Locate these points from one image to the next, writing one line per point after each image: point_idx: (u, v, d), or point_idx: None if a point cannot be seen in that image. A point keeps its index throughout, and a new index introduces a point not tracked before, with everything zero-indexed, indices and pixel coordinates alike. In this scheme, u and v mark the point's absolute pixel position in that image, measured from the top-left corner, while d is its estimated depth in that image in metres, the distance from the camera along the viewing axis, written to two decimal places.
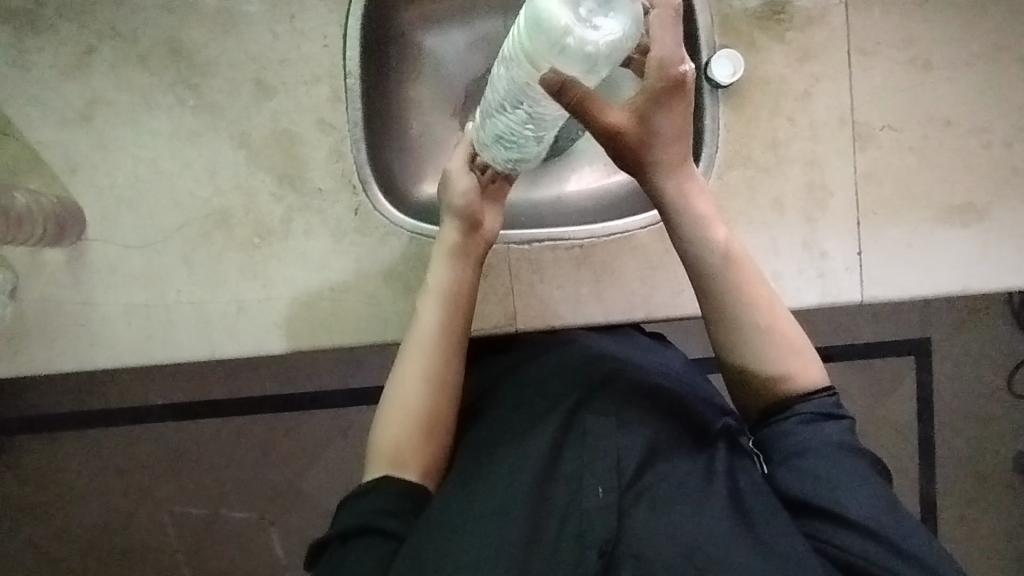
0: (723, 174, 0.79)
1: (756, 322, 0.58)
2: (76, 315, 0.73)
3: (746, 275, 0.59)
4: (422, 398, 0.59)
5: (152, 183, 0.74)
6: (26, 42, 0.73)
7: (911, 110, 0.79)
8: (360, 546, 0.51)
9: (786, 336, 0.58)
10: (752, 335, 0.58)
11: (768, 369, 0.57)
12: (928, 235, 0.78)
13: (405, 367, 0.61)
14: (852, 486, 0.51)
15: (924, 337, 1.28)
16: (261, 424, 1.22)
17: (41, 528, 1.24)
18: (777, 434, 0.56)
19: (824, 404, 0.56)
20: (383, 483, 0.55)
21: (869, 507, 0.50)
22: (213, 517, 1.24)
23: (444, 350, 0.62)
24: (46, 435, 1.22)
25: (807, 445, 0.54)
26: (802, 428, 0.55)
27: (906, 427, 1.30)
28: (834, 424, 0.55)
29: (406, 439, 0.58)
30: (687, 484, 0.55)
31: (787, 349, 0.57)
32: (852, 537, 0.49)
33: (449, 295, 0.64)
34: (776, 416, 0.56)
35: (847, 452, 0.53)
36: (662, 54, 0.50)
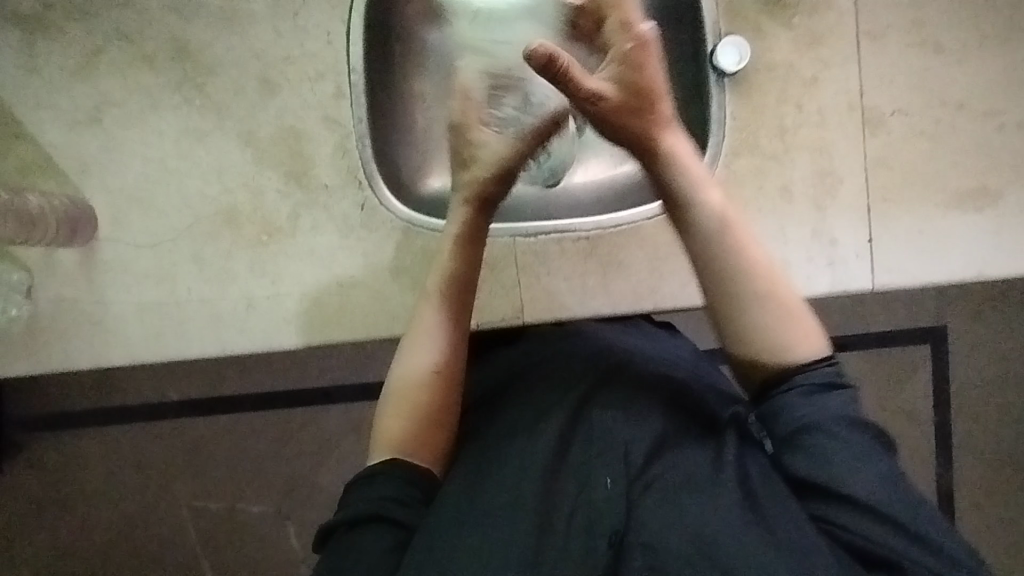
0: (730, 162, 0.78)
1: (756, 288, 0.56)
2: (89, 314, 0.74)
3: (738, 239, 0.58)
4: (429, 379, 0.58)
5: (161, 182, 0.75)
6: (35, 46, 0.74)
7: (922, 94, 0.77)
8: (366, 532, 0.51)
9: (783, 303, 0.56)
10: (751, 301, 0.56)
11: (764, 337, 0.56)
12: (941, 220, 0.77)
13: (411, 353, 0.60)
14: (859, 463, 0.50)
15: (939, 325, 1.27)
16: (275, 419, 1.23)
17: (62, 524, 1.26)
18: (777, 410, 0.54)
19: (826, 375, 0.54)
20: (389, 468, 0.55)
21: (876, 483, 0.50)
22: (230, 511, 1.26)
23: (450, 336, 0.60)
24: (66, 432, 1.24)
25: (810, 421, 0.52)
26: (806, 401, 0.53)
27: (922, 416, 1.28)
28: (836, 396, 0.53)
29: (413, 424, 0.57)
30: (695, 474, 0.54)
31: (784, 314, 0.56)
32: (860, 519, 0.49)
33: (451, 278, 0.62)
34: (775, 390, 0.55)
35: (853, 424, 0.52)
36: (620, 20, 0.59)
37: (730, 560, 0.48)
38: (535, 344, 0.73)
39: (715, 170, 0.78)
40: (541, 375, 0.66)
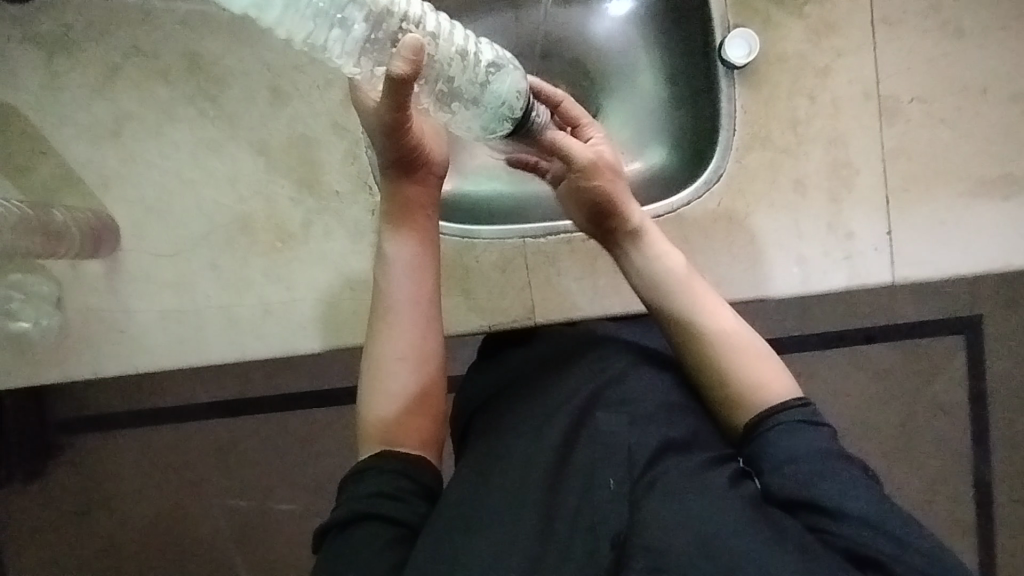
0: (741, 156, 0.77)
1: (720, 330, 0.63)
2: (112, 322, 0.76)
3: (702, 295, 0.65)
4: (402, 367, 0.62)
5: (178, 192, 0.77)
6: (56, 64, 0.77)
7: (942, 80, 0.75)
8: (361, 529, 0.55)
9: (751, 347, 0.63)
10: (717, 340, 0.63)
11: (744, 380, 0.61)
12: (964, 210, 0.74)
13: (383, 343, 0.63)
14: (846, 485, 0.53)
15: (971, 315, 1.23)
16: (300, 419, 1.26)
17: (100, 523, 1.31)
18: (763, 445, 0.57)
19: (805, 412, 0.58)
20: (381, 461, 0.58)
21: (866, 503, 0.52)
22: (259, 509, 1.29)
23: (420, 319, 0.63)
24: (101, 435, 1.28)
25: (795, 451, 0.55)
26: (786, 437, 0.57)
27: (955, 410, 1.24)
28: (815, 430, 0.57)
29: (397, 413, 0.61)
30: (697, 477, 0.54)
31: (753, 356, 0.62)
32: (858, 532, 0.51)
33: (414, 263, 0.64)
34: (757, 431, 0.59)
35: (833, 455, 0.55)
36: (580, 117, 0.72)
37: (738, 564, 0.48)
38: (543, 347, 0.72)
39: (726, 166, 0.77)
40: (548, 380, 0.66)
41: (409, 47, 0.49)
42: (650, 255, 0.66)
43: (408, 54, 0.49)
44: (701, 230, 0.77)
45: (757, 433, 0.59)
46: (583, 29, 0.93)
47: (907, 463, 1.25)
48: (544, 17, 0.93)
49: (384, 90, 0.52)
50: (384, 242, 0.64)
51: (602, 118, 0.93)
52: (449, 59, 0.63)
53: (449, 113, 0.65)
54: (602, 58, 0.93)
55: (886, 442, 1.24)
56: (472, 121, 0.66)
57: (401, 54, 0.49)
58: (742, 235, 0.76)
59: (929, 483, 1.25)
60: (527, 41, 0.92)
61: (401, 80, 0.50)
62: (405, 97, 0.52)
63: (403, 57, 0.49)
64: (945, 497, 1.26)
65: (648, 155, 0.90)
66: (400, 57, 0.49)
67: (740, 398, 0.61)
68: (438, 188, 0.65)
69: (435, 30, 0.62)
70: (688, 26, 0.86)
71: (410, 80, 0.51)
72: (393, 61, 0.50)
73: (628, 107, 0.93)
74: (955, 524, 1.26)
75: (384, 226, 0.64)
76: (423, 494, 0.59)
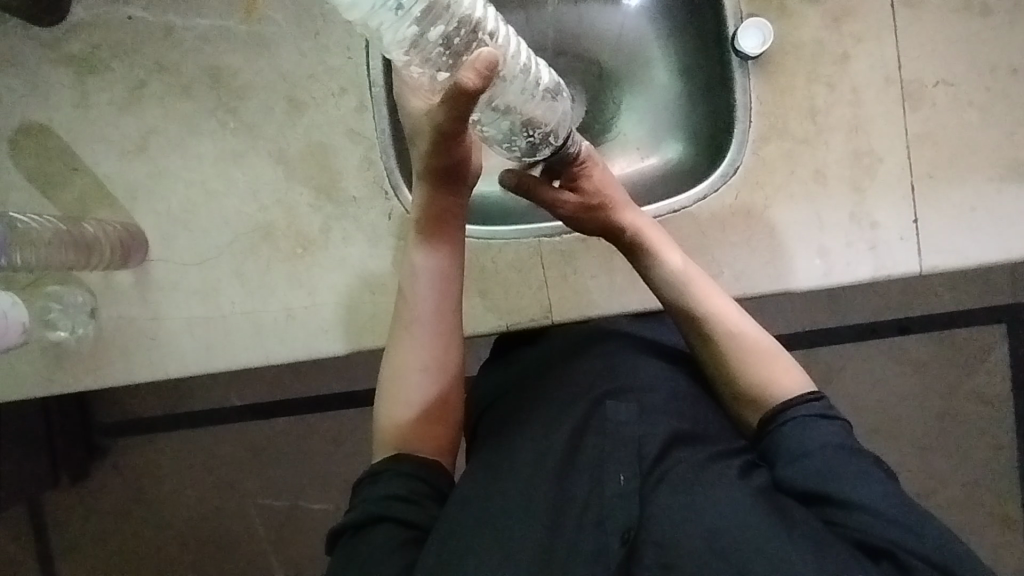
0: (759, 148, 0.75)
1: (728, 328, 0.65)
2: (143, 330, 0.79)
3: (706, 297, 0.66)
4: (422, 375, 0.63)
5: (203, 203, 0.79)
6: (86, 84, 0.79)
7: (968, 61, 0.73)
8: (374, 531, 0.56)
9: (759, 345, 0.65)
10: (725, 339, 0.65)
11: (754, 379, 0.63)
12: (995, 195, 0.72)
13: (404, 352, 0.63)
14: (859, 478, 0.53)
15: (1012, 303, 1.18)
16: (330, 420, 1.29)
17: (143, 524, 1.35)
18: (778, 439, 0.59)
19: (816, 406, 0.60)
20: (396, 464, 0.60)
21: (878, 493, 0.52)
22: (292, 509, 1.32)
23: (440, 330, 0.63)
24: (141, 439, 1.33)
25: (809, 446, 0.57)
26: (798, 431, 0.58)
27: (996, 401, 1.20)
28: (829, 424, 0.58)
29: (415, 419, 0.62)
30: (703, 469, 0.56)
31: (765, 355, 0.64)
32: (871, 520, 0.51)
33: (437, 274, 0.63)
34: (771, 425, 0.61)
35: (844, 447, 0.56)
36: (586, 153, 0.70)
37: (743, 555, 0.49)
38: (559, 345, 0.74)
39: (743, 158, 0.75)
40: (562, 374, 0.68)
41: (482, 59, 0.45)
42: (651, 263, 0.68)
43: (480, 67, 0.45)
44: (719, 224, 0.75)
45: (770, 428, 0.61)
46: (596, 25, 0.93)
47: (946, 457, 1.21)
48: (556, 15, 0.93)
49: (445, 98, 0.47)
50: (409, 252, 0.64)
51: (616, 114, 0.92)
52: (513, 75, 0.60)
53: (489, 129, 0.64)
54: (616, 54, 0.93)
55: (922, 435, 1.21)
56: (508, 140, 0.66)
57: (472, 66, 0.45)
58: (762, 228, 0.74)
59: (971, 478, 1.21)
60: (538, 39, 0.92)
61: (468, 93, 0.46)
62: (465, 109, 0.48)
63: (474, 70, 0.45)
64: (988, 492, 1.21)
65: (665, 150, 0.89)
66: (471, 69, 0.45)
67: (752, 395, 0.64)
68: (469, 194, 0.62)
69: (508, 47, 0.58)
70: (702, 18, 0.84)
71: (476, 94, 0.47)
72: (462, 71, 0.45)
73: (644, 103, 0.92)
74: (998, 519, 1.22)
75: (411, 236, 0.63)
76: (435, 496, 0.60)
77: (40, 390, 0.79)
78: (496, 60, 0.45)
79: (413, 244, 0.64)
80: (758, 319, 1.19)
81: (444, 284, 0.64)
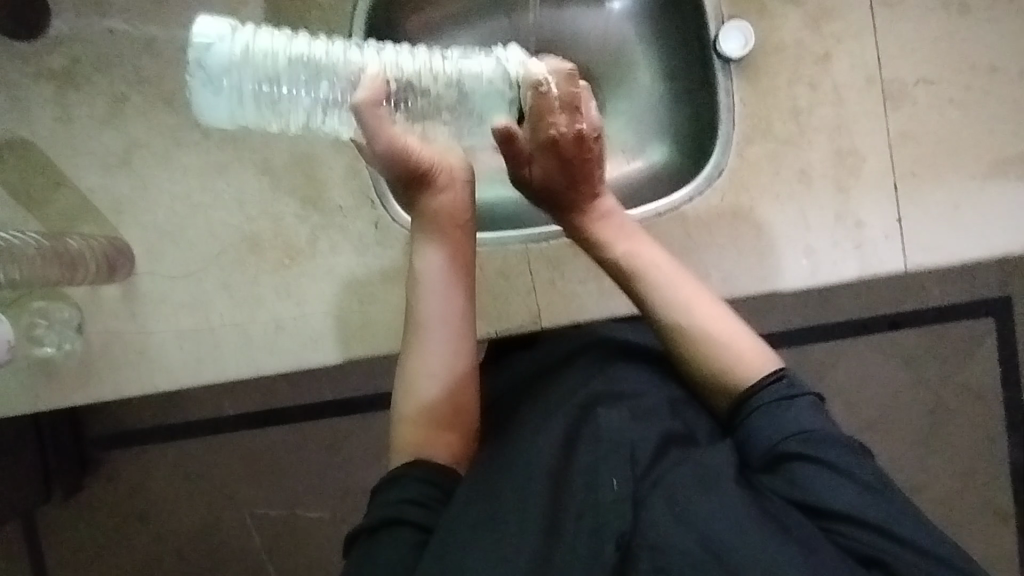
0: (742, 150, 0.76)
1: (683, 322, 0.64)
2: (132, 344, 0.78)
3: (663, 287, 0.65)
4: (439, 381, 0.62)
5: (188, 215, 0.79)
6: (67, 97, 0.79)
7: (948, 60, 0.73)
8: (387, 537, 0.55)
9: (721, 334, 0.63)
10: (684, 332, 0.64)
11: (714, 366, 0.63)
12: (978, 193, 0.72)
13: (417, 359, 0.63)
14: (834, 477, 0.55)
15: (1000, 296, 1.19)
16: (324, 428, 1.29)
17: (137, 537, 1.34)
18: (745, 433, 0.60)
19: (778, 391, 0.59)
20: (412, 469, 0.59)
21: (852, 489, 0.55)
22: (288, 518, 1.32)
23: (454, 334, 0.64)
24: (133, 450, 1.32)
25: (776, 440, 0.57)
26: (766, 422, 0.58)
27: (986, 393, 1.21)
28: (794, 409, 0.58)
29: (432, 428, 0.61)
30: (698, 472, 0.56)
31: (727, 346, 0.63)
32: (847, 526, 0.53)
33: (447, 277, 0.64)
34: (740, 415, 0.61)
35: (815, 433, 0.57)
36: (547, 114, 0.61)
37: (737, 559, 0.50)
38: (549, 352, 0.74)
39: (727, 160, 0.76)
40: (553, 385, 0.69)
41: (370, 81, 0.59)
42: (608, 252, 0.68)
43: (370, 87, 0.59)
44: (705, 228, 0.75)
45: (740, 414, 0.61)
46: (580, 28, 0.93)
47: (938, 450, 1.22)
48: (538, 19, 0.93)
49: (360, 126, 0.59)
50: (417, 255, 0.65)
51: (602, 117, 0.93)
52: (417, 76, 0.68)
53: (446, 125, 0.71)
54: (603, 56, 0.93)
55: (913, 430, 1.21)
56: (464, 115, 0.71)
57: (366, 88, 0.59)
58: (748, 229, 0.75)
59: (964, 470, 1.22)
60: (521, 45, 0.93)
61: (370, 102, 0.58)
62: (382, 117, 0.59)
63: (368, 88, 0.59)
64: (981, 485, 1.22)
65: (650, 154, 0.90)
66: (365, 88, 0.59)
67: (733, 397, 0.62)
68: (468, 194, 0.66)
69: (395, 60, 0.67)
70: (684, 19, 0.84)
71: (381, 103, 0.59)
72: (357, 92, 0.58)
73: (628, 106, 0.92)
74: (991, 512, 1.22)
75: (418, 243, 0.65)
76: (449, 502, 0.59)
77: (29, 407, 0.79)
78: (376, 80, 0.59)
79: (424, 244, 0.65)
80: (748, 318, 1.18)
81: (467, 287, 0.65)
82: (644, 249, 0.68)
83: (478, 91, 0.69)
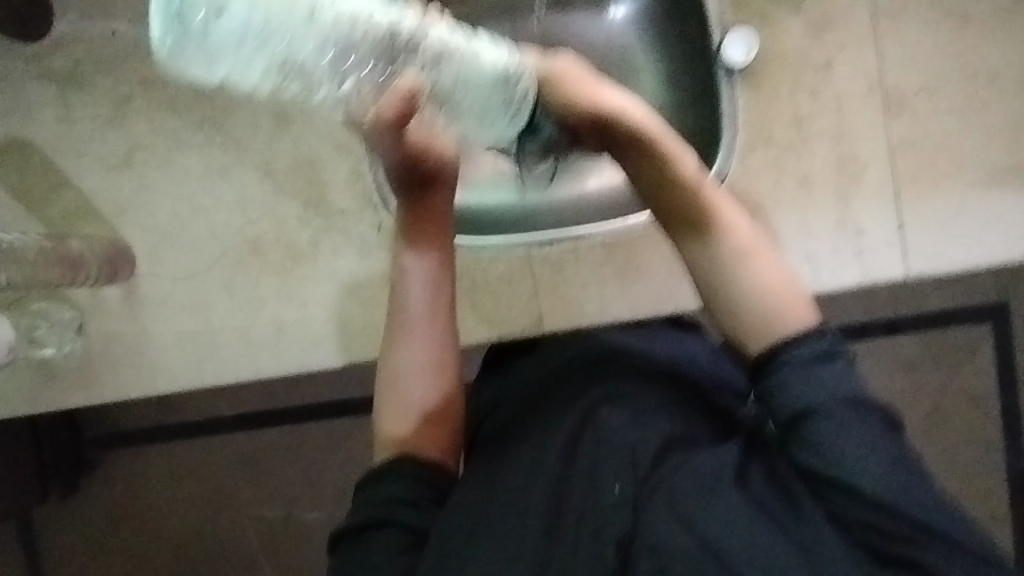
0: (744, 157, 0.76)
1: (744, 254, 0.62)
2: (133, 345, 0.78)
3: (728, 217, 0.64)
4: (422, 376, 0.63)
5: (190, 216, 0.79)
6: (70, 98, 0.79)
7: (950, 69, 0.74)
8: (375, 536, 0.56)
9: (769, 274, 0.61)
10: (741, 267, 0.62)
11: (763, 309, 0.60)
12: (978, 201, 0.73)
13: (400, 354, 0.63)
14: (860, 453, 0.52)
15: (998, 303, 1.20)
16: (323, 430, 1.28)
17: (134, 538, 1.34)
18: (773, 387, 0.56)
19: (820, 346, 0.56)
20: (399, 466, 0.59)
21: (876, 464, 0.52)
22: (286, 519, 1.31)
23: (437, 330, 0.63)
24: (131, 451, 1.32)
25: (807, 400, 0.54)
26: (798, 377, 0.55)
27: (983, 398, 1.22)
28: (831, 367, 0.55)
29: (417, 421, 0.62)
30: (699, 473, 0.55)
31: (779, 284, 0.61)
32: (865, 512, 0.52)
33: (428, 276, 0.63)
34: (769, 365, 0.57)
35: (850, 398, 0.54)
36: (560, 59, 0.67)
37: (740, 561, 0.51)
38: (553, 357, 0.74)
39: (730, 168, 0.76)
40: (557, 387, 0.69)
41: (404, 87, 0.49)
42: (683, 176, 0.64)
43: (401, 93, 0.49)
44: None
45: (767, 367, 0.57)
46: (583, 33, 0.93)
47: (935, 455, 1.22)
48: (541, 24, 0.93)
49: (382, 135, 0.53)
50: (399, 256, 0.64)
51: None
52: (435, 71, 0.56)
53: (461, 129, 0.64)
54: (606, 61, 0.93)
55: (911, 434, 1.22)
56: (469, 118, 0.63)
57: (393, 94, 0.49)
58: None
59: (960, 474, 1.23)
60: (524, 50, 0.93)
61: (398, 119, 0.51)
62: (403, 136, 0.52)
63: (394, 95, 0.49)
64: (977, 490, 1.23)
65: None
66: (391, 96, 0.49)
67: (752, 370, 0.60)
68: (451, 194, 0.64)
69: (414, 31, 0.54)
70: (687, 26, 0.85)
71: (405, 117, 0.51)
72: (382, 101, 0.50)
73: None
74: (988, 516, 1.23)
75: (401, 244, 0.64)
76: (437, 500, 0.60)
77: (28, 408, 0.78)
78: (413, 84, 0.50)
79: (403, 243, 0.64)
80: None
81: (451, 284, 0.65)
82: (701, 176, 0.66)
83: (505, 105, 0.66)
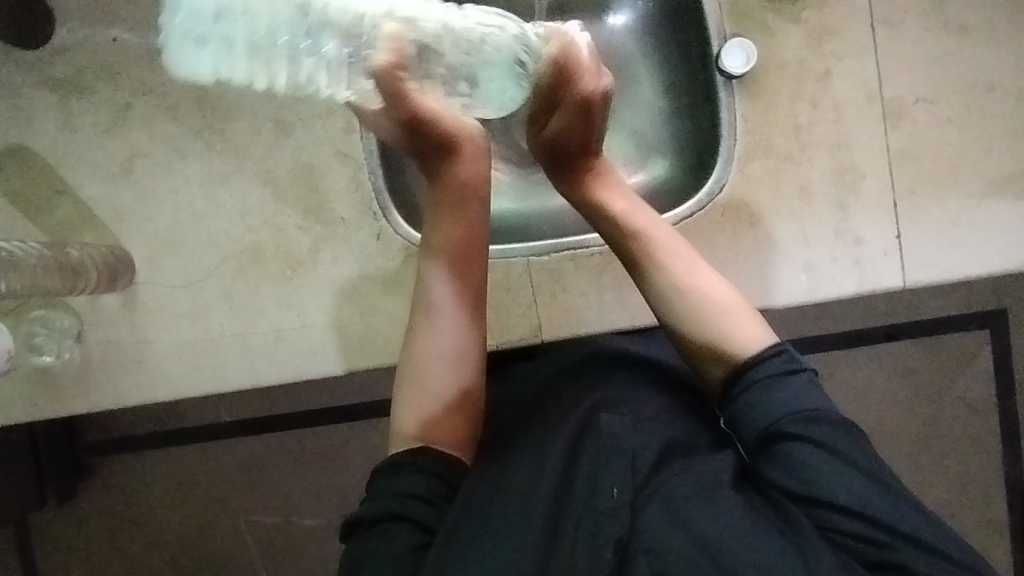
0: (743, 166, 0.76)
1: (674, 284, 0.64)
2: (132, 352, 0.78)
3: (664, 254, 0.65)
4: (449, 363, 0.61)
5: (190, 223, 0.79)
6: (70, 105, 0.79)
7: (948, 80, 0.74)
8: (389, 530, 0.54)
9: (710, 302, 0.62)
10: (675, 296, 0.63)
11: (704, 337, 0.62)
12: (975, 212, 0.73)
13: (425, 337, 0.62)
14: (834, 467, 0.53)
15: (996, 310, 1.20)
16: (322, 436, 1.28)
17: (132, 543, 1.33)
18: (742, 409, 0.58)
19: (779, 364, 0.58)
20: (419, 457, 0.57)
21: (852, 476, 0.53)
22: (284, 525, 1.31)
23: (466, 316, 0.63)
24: (129, 456, 1.31)
25: (772, 418, 0.56)
26: (765, 396, 0.57)
27: (982, 405, 1.22)
28: (793, 383, 0.57)
29: (438, 409, 0.60)
30: (698, 479, 0.57)
31: (724, 315, 0.62)
32: (852, 523, 0.52)
33: (459, 259, 0.64)
34: (736, 387, 0.59)
35: (815, 414, 0.55)
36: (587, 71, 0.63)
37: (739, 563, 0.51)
38: (549, 364, 0.74)
39: (729, 176, 0.76)
40: (554, 396, 0.70)
41: (389, 38, 0.58)
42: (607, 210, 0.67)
43: (392, 55, 0.57)
44: (706, 242, 0.76)
45: (737, 386, 0.59)
46: None
47: (934, 462, 1.22)
48: None
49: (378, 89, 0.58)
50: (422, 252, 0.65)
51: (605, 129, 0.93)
52: (438, 40, 0.63)
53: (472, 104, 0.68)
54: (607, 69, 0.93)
55: (909, 441, 1.22)
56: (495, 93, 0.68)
57: (385, 50, 0.57)
58: (747, 244, 0.75)
59: (958, 481, 1.23)
60: None
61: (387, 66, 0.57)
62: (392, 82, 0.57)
63: (387, 50, 0.57)
64: (976, 497, 1.23)
65: (652, 167, 0.91)
66: (384, 49, 0.57)
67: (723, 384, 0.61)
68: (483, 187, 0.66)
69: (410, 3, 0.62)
70: (687, 35, 0.85)
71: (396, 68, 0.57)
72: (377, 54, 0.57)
73: (631, 117, 0.93)
74: (987, 523, 1.23)
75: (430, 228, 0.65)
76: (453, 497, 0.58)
77: (27, 415, 0.78)
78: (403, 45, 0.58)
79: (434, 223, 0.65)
80: None
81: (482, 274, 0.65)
82: (639, 212, 0.68)
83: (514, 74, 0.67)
